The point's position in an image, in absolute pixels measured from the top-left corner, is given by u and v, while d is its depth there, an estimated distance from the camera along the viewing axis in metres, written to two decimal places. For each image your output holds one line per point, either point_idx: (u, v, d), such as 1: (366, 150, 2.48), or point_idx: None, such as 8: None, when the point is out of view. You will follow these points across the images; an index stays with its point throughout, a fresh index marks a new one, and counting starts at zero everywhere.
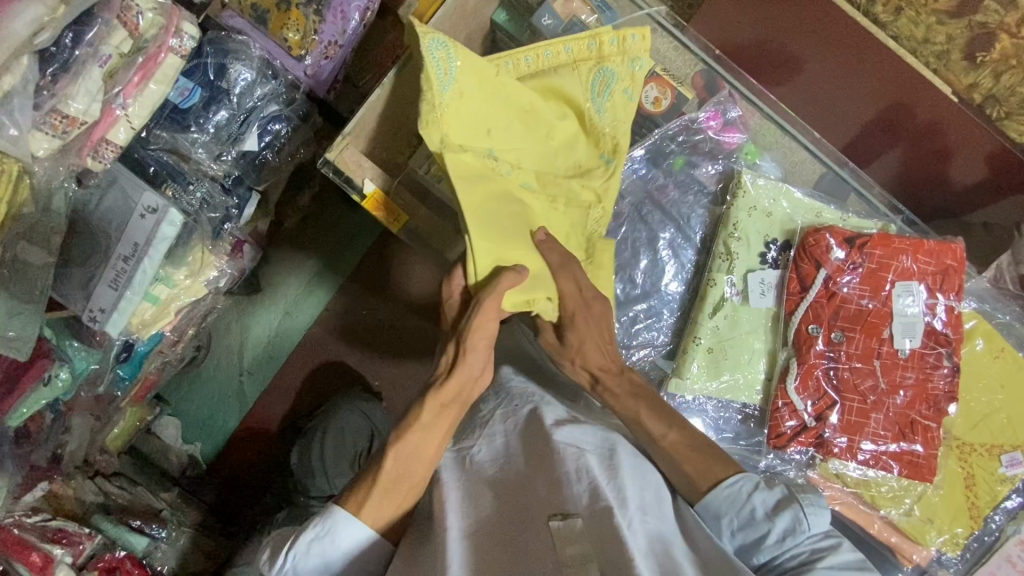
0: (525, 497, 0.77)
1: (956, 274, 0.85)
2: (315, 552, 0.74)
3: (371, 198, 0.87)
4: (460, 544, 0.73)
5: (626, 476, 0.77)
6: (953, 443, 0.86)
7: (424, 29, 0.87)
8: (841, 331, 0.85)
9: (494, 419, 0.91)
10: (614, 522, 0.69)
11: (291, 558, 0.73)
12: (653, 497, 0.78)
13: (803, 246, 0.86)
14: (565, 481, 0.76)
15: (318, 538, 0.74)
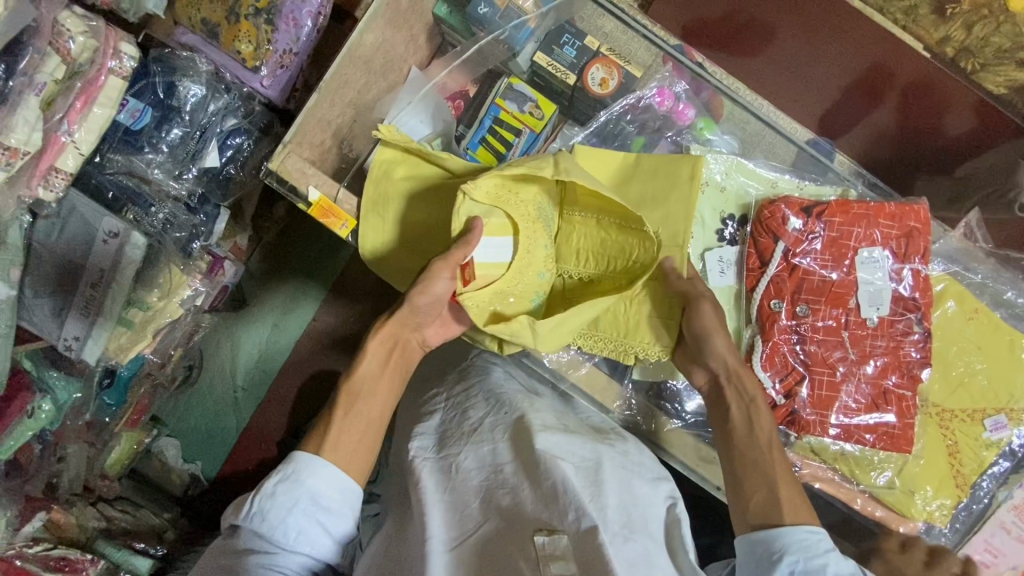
0: (510, 506, 0.76)
1: (921, 236, 0.82)
2: (280, 494, 0.70)
3: (317, 206, 0.82)
4: (441, 559, 0.73)
5: (609, 492, 0.77)
6: (932, 410, 0.83)
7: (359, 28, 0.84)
8: (805, 305, 0.82)
9: (482, 423, 0.89)
10: (597, 539, 0.68)
11: (256, 503, 0.70)
12: (638, 511, 0.78)
13: (759, 220, 0.84)
14: (551, 495, 0.74)
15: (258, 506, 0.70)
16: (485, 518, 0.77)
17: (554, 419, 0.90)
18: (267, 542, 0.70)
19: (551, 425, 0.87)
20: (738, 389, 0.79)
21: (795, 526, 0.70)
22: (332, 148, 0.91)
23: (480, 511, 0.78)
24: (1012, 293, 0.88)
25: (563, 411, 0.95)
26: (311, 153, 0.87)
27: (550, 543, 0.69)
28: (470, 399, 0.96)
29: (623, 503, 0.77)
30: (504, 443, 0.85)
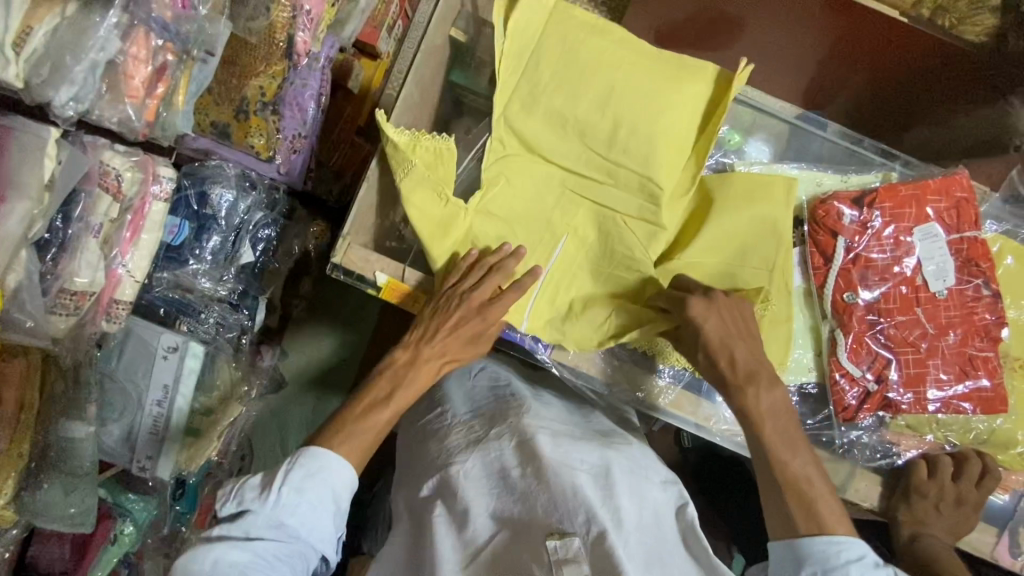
0: (521, 515, 0.74)
1: (971, 205, 0.76)
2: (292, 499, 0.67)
3: (387, 288, 0.81)
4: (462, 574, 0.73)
5: (623, 493, 0.74)
6: (1015, 365, 0.79)
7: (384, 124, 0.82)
8: (875, 290, 0.76)
9: (488, 433, 0.85)
10: (607, 544, 0.67)
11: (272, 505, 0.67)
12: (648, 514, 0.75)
13: (814, 220, 0.78)
14: (562, 498, 0.72)
15: (311, 473, 0.69)
16: (499, 530, 0.75)
17: (559, 426, 0.85)
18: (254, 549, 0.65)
19: (557, 432, 0.83)
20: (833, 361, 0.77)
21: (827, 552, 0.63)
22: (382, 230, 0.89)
23: (491, 522, 0.76)
24: None
25: (569, 416, 0.90)
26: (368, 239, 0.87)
27: (562, 546, 0.68)
28: (477, 411, 0.91)
29: (635, 505, 0.74)
30: (515, 449, 0.80)
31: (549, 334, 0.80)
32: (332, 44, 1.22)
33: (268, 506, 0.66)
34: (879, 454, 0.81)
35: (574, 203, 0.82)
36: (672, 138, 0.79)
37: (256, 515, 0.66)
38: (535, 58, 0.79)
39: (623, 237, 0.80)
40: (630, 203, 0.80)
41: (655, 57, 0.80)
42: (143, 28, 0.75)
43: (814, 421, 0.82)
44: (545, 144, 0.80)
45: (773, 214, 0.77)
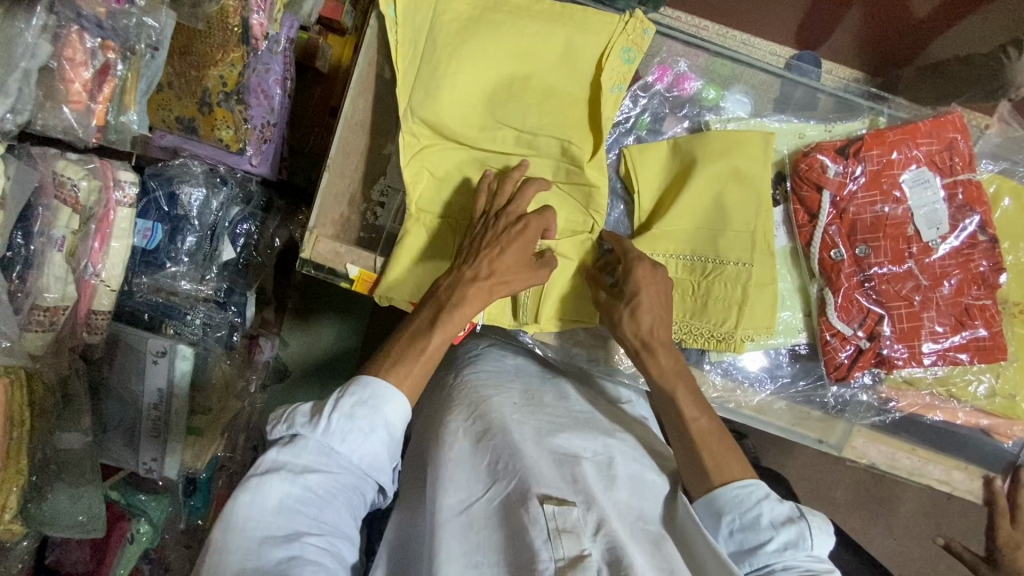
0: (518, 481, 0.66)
1: (964, 145, 0.72)
2: (354, 422, 0.60)
3: (360, 280, 0.78)
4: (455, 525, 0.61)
5: (625, 485, 0.68)
6: (1015, 310, 0.75)
7: (344, 112, 0.79)
8: (865, 245, 0.72)
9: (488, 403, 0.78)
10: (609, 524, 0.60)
11: (335, 423, 0.59)
12: (647, 508, 0.68)
13: (797, 175, 0.73)
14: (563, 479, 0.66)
15: (369, 405, 0.61)
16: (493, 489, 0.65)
17: (565, 416, 0.79)
18: (334, 461, 0.60)
19: (562, 422, 0.77)
20: (826, 322, 0.73)
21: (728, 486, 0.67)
22: (349, 218, 0.87)
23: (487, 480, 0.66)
24: None
25: (580, 403, 0.84)
26: (335, 229, 0.85)
27: (562, 514, 0.59)
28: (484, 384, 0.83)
29: (636, 498, 0.68)
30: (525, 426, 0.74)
31: (511, 319, 0.79)
32: (291, 24, 1.13)
33: (324, 432, 0.59)
34: (872, 411, 0.79)
35: (504, 179, 0.79)
36: (577, 98, 0.77)
37: (309, 440, 0.59)
38: (432, 39, 0.75)
39: (557, 204, 0.79)
40: (558, 170, 0.79)
41: (555, 15, 0.75)
42: (75, 28, 0.72)
43: (807, 381, 0.80)
44: (460, 128, 0.77)
45: (754, 177, 0.73)
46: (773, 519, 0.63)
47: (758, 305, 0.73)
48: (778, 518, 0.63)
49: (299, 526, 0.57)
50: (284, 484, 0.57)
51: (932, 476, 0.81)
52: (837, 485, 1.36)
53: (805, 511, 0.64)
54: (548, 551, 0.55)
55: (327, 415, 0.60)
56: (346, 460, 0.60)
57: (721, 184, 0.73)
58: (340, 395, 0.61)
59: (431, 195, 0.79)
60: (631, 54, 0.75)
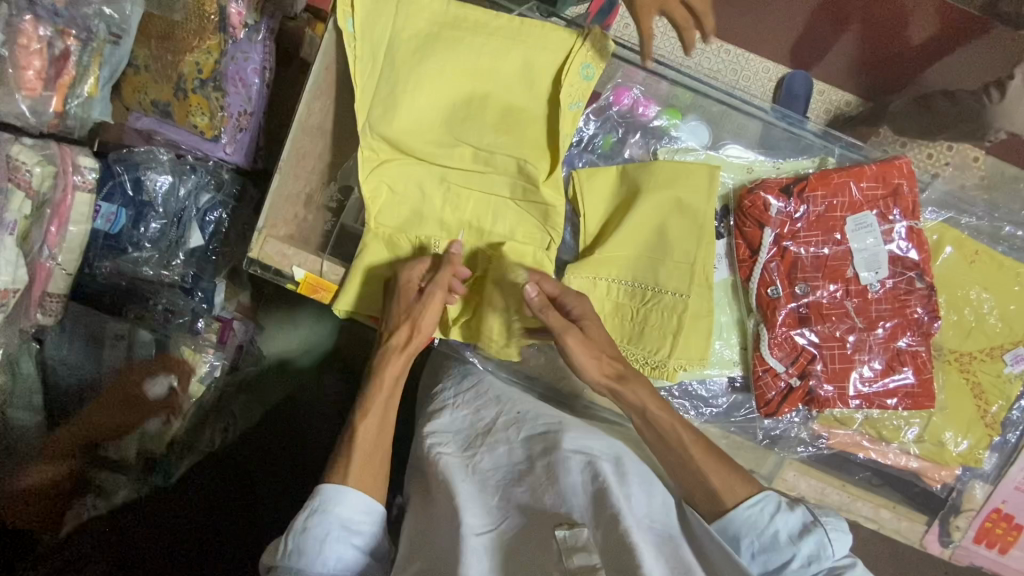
0: (530, 502, 0.62)
1: (909, 191, 0.72)
2: (313, 531, 0.62)
3: (305, 284, 0.78)
4: (475, 547, 0.58)
5: (635, 482, 0.63)
6: (949, 357, 0.76)
7: (298, 116, 0.79)
8: (804, 284, 0.73)
9: (494, 421, 0.74)
10: (622, 528, 0.55)
11: (292, 541, 0.62)
12: (664, 508, 0.62)
13: (739, 210, 0.73)
14: (570, 490, 0.61)
15: (321, 509, 0.64)
16: (507, 516, 0.62)
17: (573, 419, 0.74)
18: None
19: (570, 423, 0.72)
20: (759, 359, 0.74)
21: (738, 507, 0.62)
22: (305, 219, 0.88)
23: (501, 508, 0.63)
24: (1010, 226, 0.77)
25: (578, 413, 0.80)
26: (286, 229, 0.85)
27: (573, 535, 0.53)
28: (480, 396, 0.80)
29: (648, 496, 0.62)
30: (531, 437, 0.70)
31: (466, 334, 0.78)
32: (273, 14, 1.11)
33: (288, 553, 0.62)
34: (802, 445, 0.80)
35: (459, 195, 0.79)
36: (534, 115, 0.77)
37: (281, 565, 0.62)
38: (390, 56, 0.75)
39: (510, 222, 0.79)
40: (512, 187, 0.78)
41: (512, 32, 0.75)
42: (29, 17, 0.74)
43: (740, 413, 0.80)
44: (419, 141, 0.78)
45: (698, 209, 0.73)
46: (790, 533, 0.60)
47: (695, 338, 0.74)
48: (794, 530, 0.60)
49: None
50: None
51: (863, 514, 0.84)
52: None
53: (819, 514, 0.61)
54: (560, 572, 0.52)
55: (285, 536, 0.63)
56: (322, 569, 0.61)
57: (665, 215, 0.74)
58: (296, 514, 0.64)
59: (388, 205, 0.79)
60: (590, 71, 0.73)
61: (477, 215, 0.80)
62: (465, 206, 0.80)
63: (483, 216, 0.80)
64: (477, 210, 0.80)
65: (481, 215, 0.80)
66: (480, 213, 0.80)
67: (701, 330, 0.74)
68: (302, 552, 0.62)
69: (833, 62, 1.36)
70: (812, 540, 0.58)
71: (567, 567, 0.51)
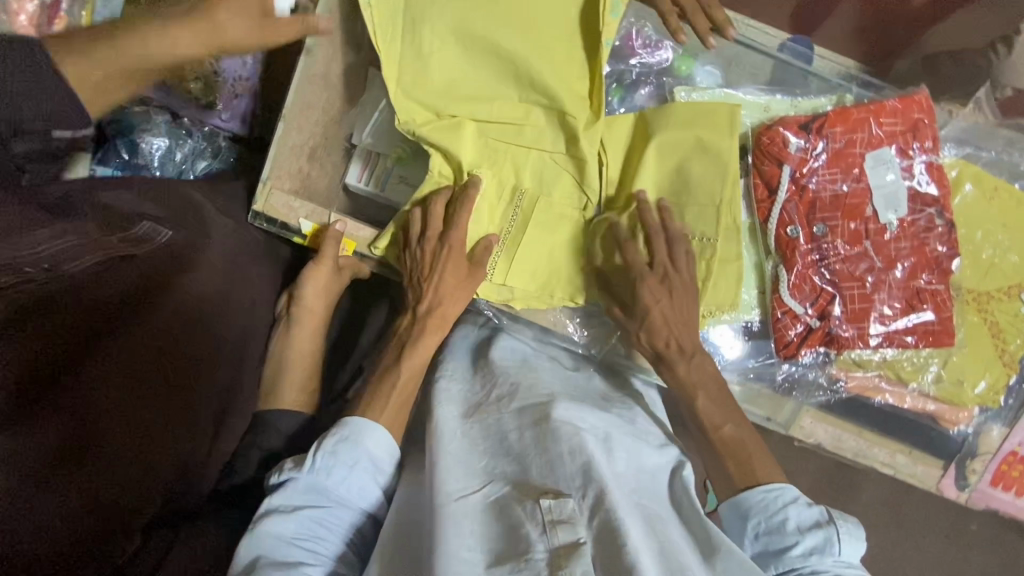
0: (512, 470, 0.58)
1: (927, 127, 0.71)
2: (342, 460, 0.60)
3: (313, 235, 0.77)
4: (452, 511, 0.53)
5: (622, 461, 0.61)
6: (967, 297, 0.76)
7: (304, 61, 0.77)
8: (823, 224, 0.72)
9: (479, 385, 0.70)
10: (612, 503, 0.52)
11: (321, 462, 0.59)
12: (647, 485, 0.61)
13: (758, 149, 0.72)
14: (558, 454, 0.57)
15: (351, 440, 0.61)
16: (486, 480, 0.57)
17: (561, 387, 0.71)
18: (327, 500, 0.59)
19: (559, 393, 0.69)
20: (781, 303, 0.73)
21: (751, 488, 0.63)
22: (309, 173, 0.86)
23: (481, 472, 0.58)
24: None
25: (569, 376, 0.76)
26: (291, 183, 0.83)
27: (557, 506, 0.52)
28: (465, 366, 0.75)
29: (632, 475, 0.61)
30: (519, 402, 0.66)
31: (497, 295, 0.76)
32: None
33: (309, 472, 0.59)
34: (821, 391, 0.79)
35: (490, 143, 0.76)
36: (561, 56, 0.75)
37: (299, 482, 0.59)
38: None
39: (537, 169, 0.76)
40: (541, 133, 0.76)
41: None
42: None
43: (757, 359, 0.79)
44: (452, 97, 0.75)
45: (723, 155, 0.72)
46: (800, 523, 0.59)
47: (715, 279, 0.72)
48: (804, 522, 0.59)
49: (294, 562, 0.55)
50: (277, 523, 0.57)
51: (876, 458, 0.82)
52: (800, 474, 1.37)
53: (835, 515, 0.59)
54: (543, 541, 0.49)
55: (313, 454, 0.60)
56: (340, 496, 0.60)
57: (694, 159, 0.73)
58: (326, 435, 0.61)
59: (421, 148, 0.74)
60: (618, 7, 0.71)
61: (511, 164, 0.76)
62: (498, 156, 0.76)
63: (515, 165, 0.76)
64: (512, 159, 0.76)
65: (515, 165, 0.76)
66: (511, 160, 0.76)
67: (727, 282, 0.73)
68: (330, 476, 0.59)
69: (835, 28, 1.35)
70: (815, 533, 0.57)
71: (552, 540, 0.49)
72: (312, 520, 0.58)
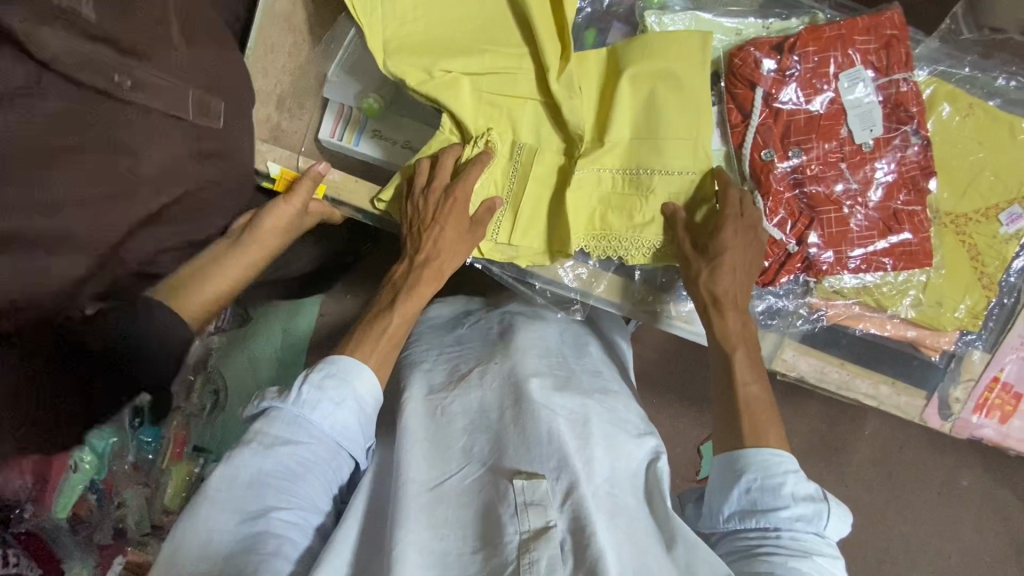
0: (490, 454, 0.65)
1: (901, 43, 0.70)
2: (324, 397, 0.61)
3: (280, 178, 0.76)
4: (427, 498, 0.62)
5: (598, 442, 0.66)
6: (945, 219, 0.75)
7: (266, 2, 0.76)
8: (798, 147, 0.71)
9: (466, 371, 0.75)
10: (578, 494, 0.60)
11: (302, 395, 0.61)
12: (619, 462, 0.66)
13: (731, 72, 0.71)
14: (534, 441, 0.64)
15: (339, 377, 0.63)
16: (466, 466, 0.65)
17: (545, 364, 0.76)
18: (305, 432, 0.61)
19: (542, 374, 0.74)
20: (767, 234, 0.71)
21: (759, 446, 0.64)
22: (279, 124, 0.85)
23: (461, 458, 0.66)
24: (1002, 78, 0.75)
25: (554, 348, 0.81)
26: (261, 132, 0.82)
27: (529, 488, 0.60)
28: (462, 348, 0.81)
29: (607, 453, 0.66)
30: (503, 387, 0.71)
31: (500, 254, 0.76)
32: None
33: (292, 404, 0.61)
34: (801, 321, 0.79)
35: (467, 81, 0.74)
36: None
37: (281, 412, 0.61)
38: None
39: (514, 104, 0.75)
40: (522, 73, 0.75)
41: None
42: None
43: None
44: (439, 54, 0.74)
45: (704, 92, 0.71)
46: (795, 492, 0.60)
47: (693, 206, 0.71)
48: (800, 492, 0.60)
49: (268, 502, 0.57)
50: (256, 459, 0.58)
51: (860, 390, 0.81)
52: (794, 432, 1.37)
53: (828, 496, 0.62)
54: (513, 525, 0.57)
55: (297, 386, 0.62)
56: (314, 431, 0.61)
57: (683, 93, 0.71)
58: (311, 370, 0.63)
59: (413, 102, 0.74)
60: None
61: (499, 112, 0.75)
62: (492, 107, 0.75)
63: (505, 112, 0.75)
64: (505, 108, 0.75)
65: (511, 115, 0.75)
66: (503, 109, 0.75)
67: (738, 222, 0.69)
68: (308, 411, 0.61)
69: None
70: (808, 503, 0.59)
71: (522, 524, 0.57)
72: (288, 453, 0.59)
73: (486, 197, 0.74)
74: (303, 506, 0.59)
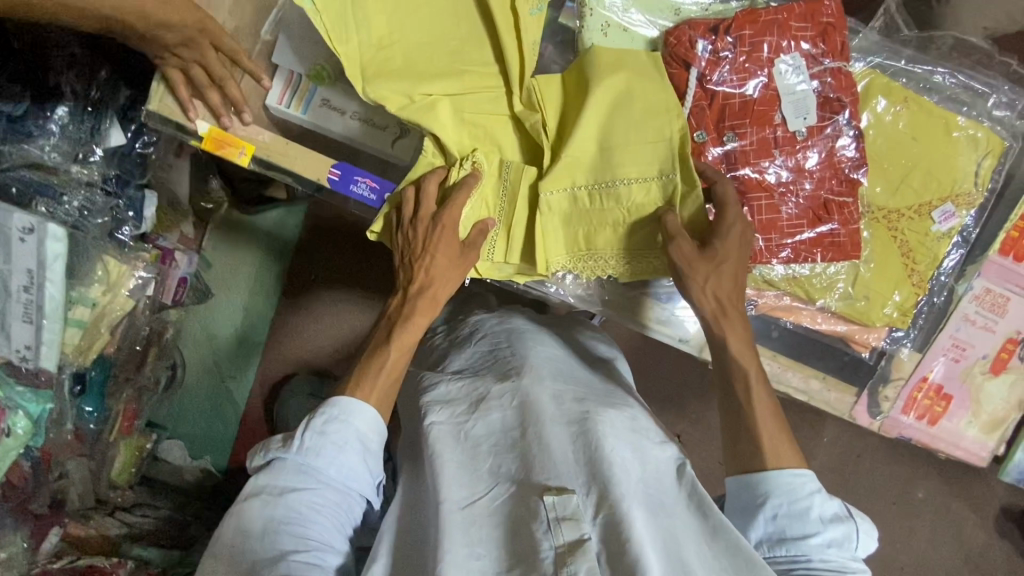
0: (513, 468, 0.61)
1: (837, 31, 0.69)
2: (328, 439, 0.61)
3: (209, 138, 0.75)
4: (458, 520, 0.58)
5: (622, 441, 0.61)
6: (875, 213, 0.74)
7: None
8: (732, 132, 0.70)
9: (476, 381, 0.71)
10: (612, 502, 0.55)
11: (308, 441, 0.60)
12: (654, 468, 0.61)
13: (666, 50, 0.70)
14: (550, 454, 0.59)
15: (340, 420, 0.62)
16: (490, 482, 0.61)
17: (561, 374, 0.72)
18: (315, 479, 0.60)
19: (556, 384, 0.69)
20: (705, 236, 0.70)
21: (780, 470, 0.62)
22: None
23: (483, 474, 0.61)
24: (937, 75, 0.75)
25: (576, 367, 0.76)
26: None
27: (561, 503, 0.55)
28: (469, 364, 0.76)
29: (637, 456, 0.61)
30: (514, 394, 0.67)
31: (499, 273, 0.73)
32: None
33: (298, 452, 0.60)
34: None
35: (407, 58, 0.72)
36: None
37: (287, 461, 0.60)
38: None
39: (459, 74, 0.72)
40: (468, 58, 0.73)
41: None
42: None
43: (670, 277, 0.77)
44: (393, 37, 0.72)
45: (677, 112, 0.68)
46: (823, 514, 0.60)
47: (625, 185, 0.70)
48: (827, 513, 0.60)
49: (284, 547, 0.56)
50: (269, 509, 0.58)
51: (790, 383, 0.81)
52: None
53: (850, 512, 0.62)
54: (548, 541, 0.53)
55: (300, 434, 0.61)
56: (325, 475, 0.60)
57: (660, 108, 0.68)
58: (312, 415, 0.63)
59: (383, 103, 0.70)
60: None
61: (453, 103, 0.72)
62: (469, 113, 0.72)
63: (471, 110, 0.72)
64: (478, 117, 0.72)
65: (486, 128, 0.72)
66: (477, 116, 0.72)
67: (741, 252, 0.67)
68: (315, 458, 0.60)
69: None
70: (841, 526, 0.59)
71: (556, 539, 0.53)
72: (301, 501, 0.59)
73: (478, 220, 0.71)
74: (321, 549, 0.58)
